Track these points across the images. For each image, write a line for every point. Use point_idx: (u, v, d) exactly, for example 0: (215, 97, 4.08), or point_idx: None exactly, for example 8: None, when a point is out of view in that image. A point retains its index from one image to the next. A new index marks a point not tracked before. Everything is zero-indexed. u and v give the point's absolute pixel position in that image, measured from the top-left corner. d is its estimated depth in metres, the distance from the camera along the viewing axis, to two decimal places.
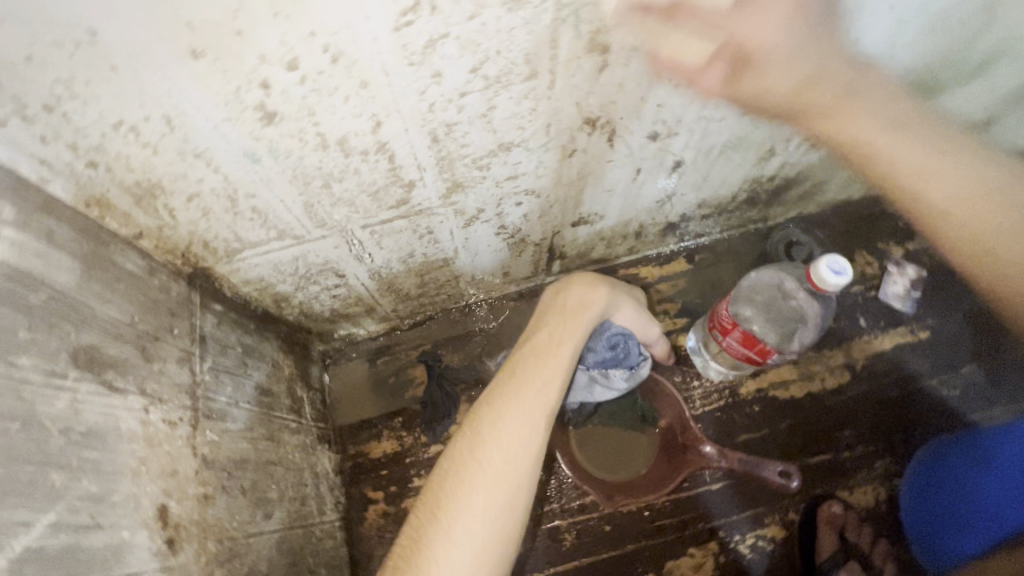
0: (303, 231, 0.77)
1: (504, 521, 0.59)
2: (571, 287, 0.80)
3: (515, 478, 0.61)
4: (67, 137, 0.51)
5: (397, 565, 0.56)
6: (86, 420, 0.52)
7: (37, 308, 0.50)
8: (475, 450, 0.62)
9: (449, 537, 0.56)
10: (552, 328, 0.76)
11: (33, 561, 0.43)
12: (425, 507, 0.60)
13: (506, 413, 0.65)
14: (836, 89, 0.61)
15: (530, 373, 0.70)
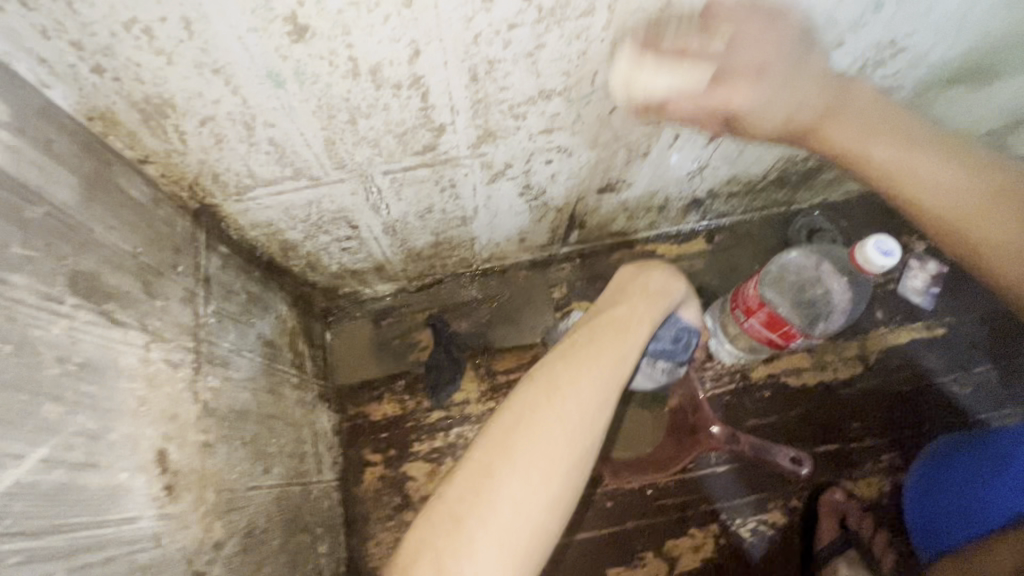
0: (321, 172, 0.72)
1: (573, 477, 0.57)
2: (654, 269, 0.77)
3: (589, 438, 0.58)
4: (72, 33, 0.45)
5: (462, 500, 0.54)
6: (84, 351, 0.47)
7: (34, 224, 0.45)
8: (554, 402, 0.59)
9: (523, 480, 0.54)
10: (635, 301, 0.72)
11: (24, 498, 0.38)
12: (489, 451, 0.56)
13: (587, 373, 0.62)
14: (834, 99, 0.61)
15: (613, 338, 0.66)
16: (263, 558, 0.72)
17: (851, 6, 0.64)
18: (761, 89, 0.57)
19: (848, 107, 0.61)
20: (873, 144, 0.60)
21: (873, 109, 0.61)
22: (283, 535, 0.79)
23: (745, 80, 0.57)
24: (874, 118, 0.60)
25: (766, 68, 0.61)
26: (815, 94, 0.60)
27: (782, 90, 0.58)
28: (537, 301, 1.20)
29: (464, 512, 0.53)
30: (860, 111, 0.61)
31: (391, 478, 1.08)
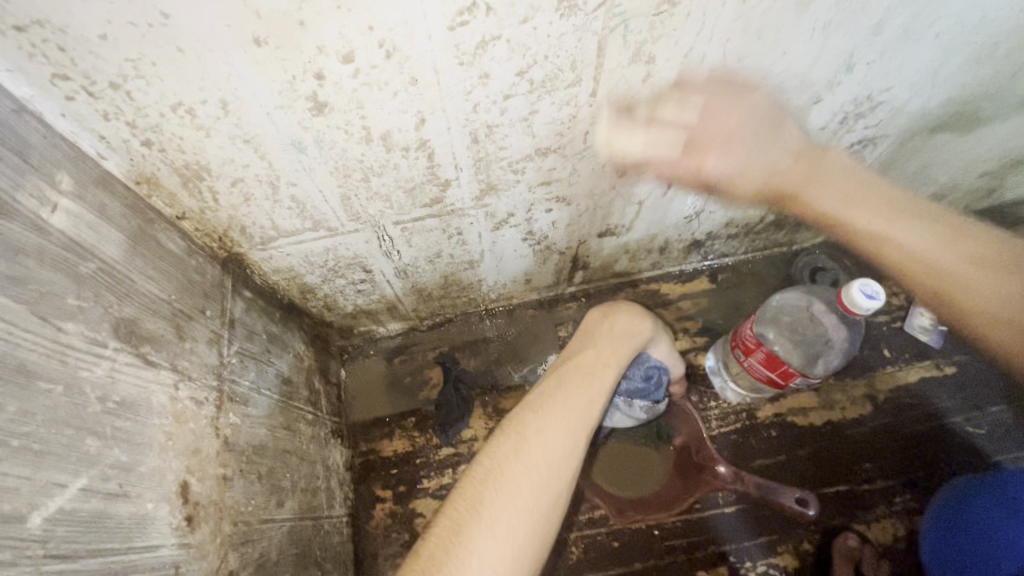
0: (338, 223, 0.78)
1: (540, 525, 0.59)
2: (617, 314, 0.82)
3: (557, 485, 0.61)
4: (127, 115, 0.53)
5: (433, 554, 0.55)
6: (122, 390, 0.53)
7: (86, 277, 0.51)
8: (521, 453, 0.62)
9: (491, 530, 0.56)
10: (600, 348, 0.77)
11: (64, 523, 0.43)
12: (466, 500, 0.59)
13: (555, 422, 0.65)
14: (804, 170, 0.74)
15: (578, 387, 0.70)
16: None
17: (822, 67, 0.70)
18: (739, 159, 0.71)
19: (822, 175, 0.75)
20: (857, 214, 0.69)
21: (851, 180, 0.73)
22: (294, 568, 0.82)
23: (721, 147, 0.69)
24: (845, 189, 0.72)
25: (752, 136, 0.71)
26: (785, 161, 0.74)
27: (756, 154, 0.72)
28: (544, 340, 1.24)
29: (433, 568, 0.53)
30: (838, 179, 0.74)
31: (401, 515, 1.11)
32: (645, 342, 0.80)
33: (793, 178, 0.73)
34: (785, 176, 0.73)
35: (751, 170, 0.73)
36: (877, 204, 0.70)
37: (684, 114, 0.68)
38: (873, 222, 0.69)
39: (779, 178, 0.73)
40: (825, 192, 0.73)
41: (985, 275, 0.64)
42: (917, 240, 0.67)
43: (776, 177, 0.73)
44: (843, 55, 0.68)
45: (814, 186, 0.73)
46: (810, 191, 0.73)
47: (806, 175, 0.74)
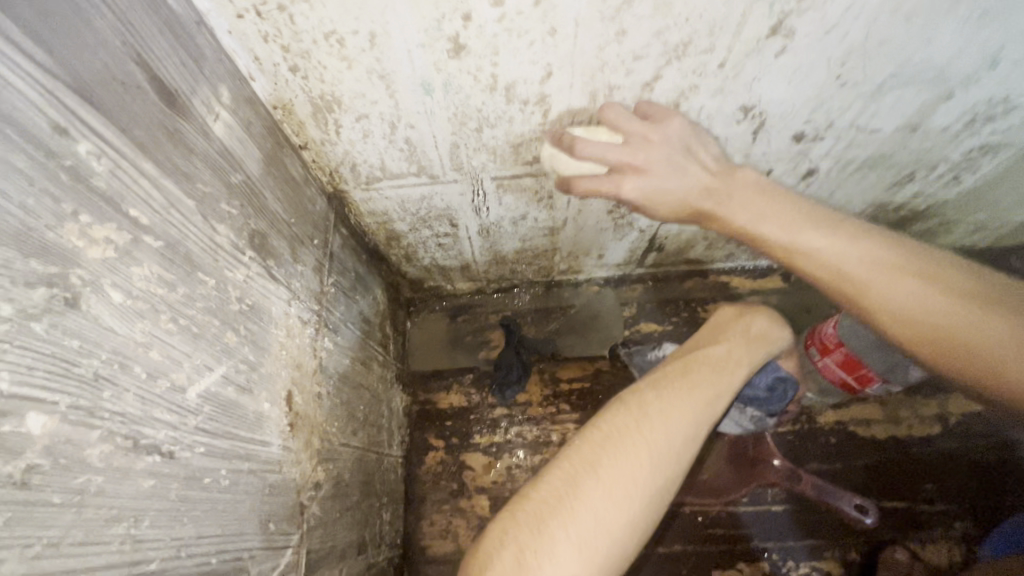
0: (440, 171, 0.81)
1: (653, 499, 0.60)
2: (758, 316, 0.87)
3: (674, 467, 0.63)
4: (284, 39, 0.55)
5: (546, 503, 0.58)
6: (253, 295, 0.57)
7: (235, 187, 0.55)
8: (644, 428, 0.65)
9: (611, 491, 0.58)
10: (732, 347, 0.80)
11: (210, 403, 0.47)
12: (582, 458, 0.62)
13: (678, 407, 0.68)
14: (723, 184, 0.62)
15: (706, 379, 0.73)
16: (346, 509, 0.79)
17: (962, 62, 0.66)
18: (660, 167, 0.62)
19: (738, 189, 0.62)
20: (807, 238, 0.57)
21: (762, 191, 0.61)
22: (359, 494, 0.86)
23: (644, 148, 0.62)
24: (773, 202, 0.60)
25: (668, 150, 0.63)
26: (702, 176, 0.63)
27: (672, 171, 0.62)
28: (606, 318, 1.25)
29: (545, 514, 0.57)
30: (753, 194, 0.61)
31: (452, 465, 1.14)
32: (773, 350, 0.83)
33: (710, 194, 0.62)
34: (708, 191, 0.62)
35: (672, 180, 0.62)
36: (787, 212, 0.59)
37: (595, 146, 0.62)
38: (807, 237, 0.57)
39: (704, 193, 0.62)
40: (746, 204, 0.61)
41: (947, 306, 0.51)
42: (849, 253, 0.55)
43: (699, 194, 0.62)
44: (992, 49, 0.64)
45: (734, 204, 0.61)
46: (727, 209, 0.61)
47: (725, 189, 0.62)
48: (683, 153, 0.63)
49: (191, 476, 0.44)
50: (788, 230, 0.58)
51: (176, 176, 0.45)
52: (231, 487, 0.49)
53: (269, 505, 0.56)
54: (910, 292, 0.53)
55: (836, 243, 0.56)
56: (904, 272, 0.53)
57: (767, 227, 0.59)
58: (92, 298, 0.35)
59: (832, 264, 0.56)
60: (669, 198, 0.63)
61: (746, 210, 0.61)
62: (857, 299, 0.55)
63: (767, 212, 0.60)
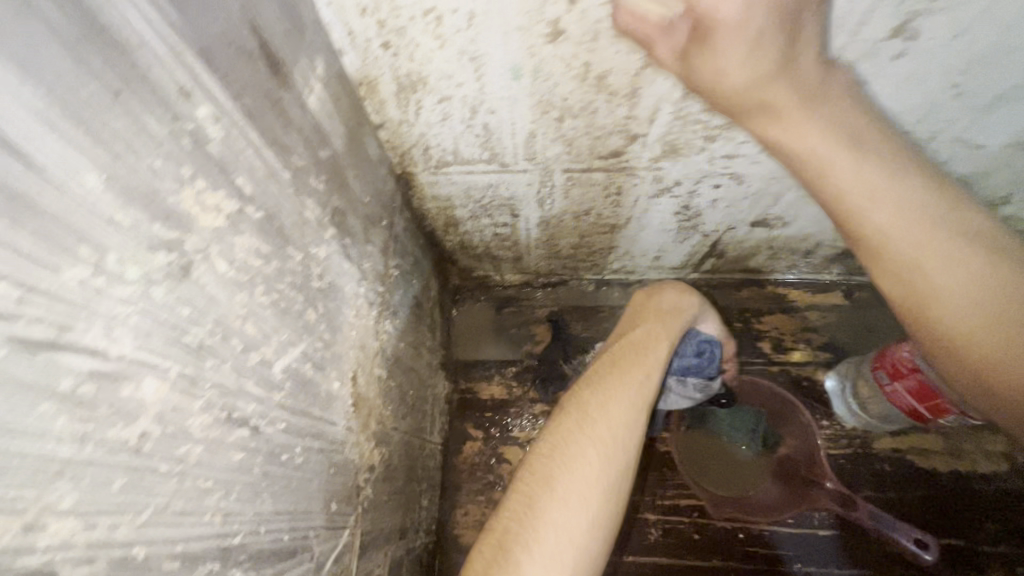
0: (512, 160, 0.79)
1: (610, 506, 0.51)
2: (664, 290, 0.76)
3: (625, 465, 0.53)
4: (381, 14, 0.54)
5: (504, 525, 0.47)
6: (331, 274, 0.56)
7: (323, 162, 0.54)
8: (587, 426, 0.54)
9: (565, 503, 0.48)
10: (651, 324, 0.69)
11: (292, 379, 0.47)
12: (533, 468, 0.51)
13: (629, 397, 0.57)
14: (789, 91, 0.52)
15: (638, 362, 0.62)
16: (392, 493, 0.79)
17: None
18: (755, 57, 0.49)
19: (823, 91, 0.54)
20: (860, 163, 0.52)
21: (836, 110, 0.54)
22: (404, 478, 0.86)
23: None
24: (841, 118, 0.54)
25: (747, 21, 0.47)
26: (773, 74, 0.51)
27: (777, 29, 0.49)
28: None
29: (504, 541, 0.46)
30: (829, 92, 0.55)
31: (489, 456, 1.14)
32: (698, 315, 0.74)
33: (802, 92, 0.52)
34: (776, 84, 0.51)
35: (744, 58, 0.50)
36: (854, 141, 0.53)
37: None
38: (861, 177, 0.52)
39: (765, 87, 0.51)
40: (821, 127, 0.53)
41: (967, 298, 0.49)
42: (905, 201, 0.52)
43: (772, 89, 0.52)
44: None
45: (797, 120, 0.53)
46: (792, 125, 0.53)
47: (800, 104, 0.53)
48: (787, 36, 0.49)
49: (271, 451, 0.43)
50: (854, 149, 0.53)
51: (277, 148, 0.45)
52: (304, 465, 0.49)
53: (332, 485, 0.56)
54: (959, 276, 0.50)
55: (900, 209, 0.51)
56: (964, 254, 0.50)
57: (822, 140, 0.53)
58: (203, 266, 0.35)
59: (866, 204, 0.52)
60: (729, 89, 0.53)
61: (818, 135, 0.53)
62: (897, 274, 0.53)
63: (848, 140, 0.53)
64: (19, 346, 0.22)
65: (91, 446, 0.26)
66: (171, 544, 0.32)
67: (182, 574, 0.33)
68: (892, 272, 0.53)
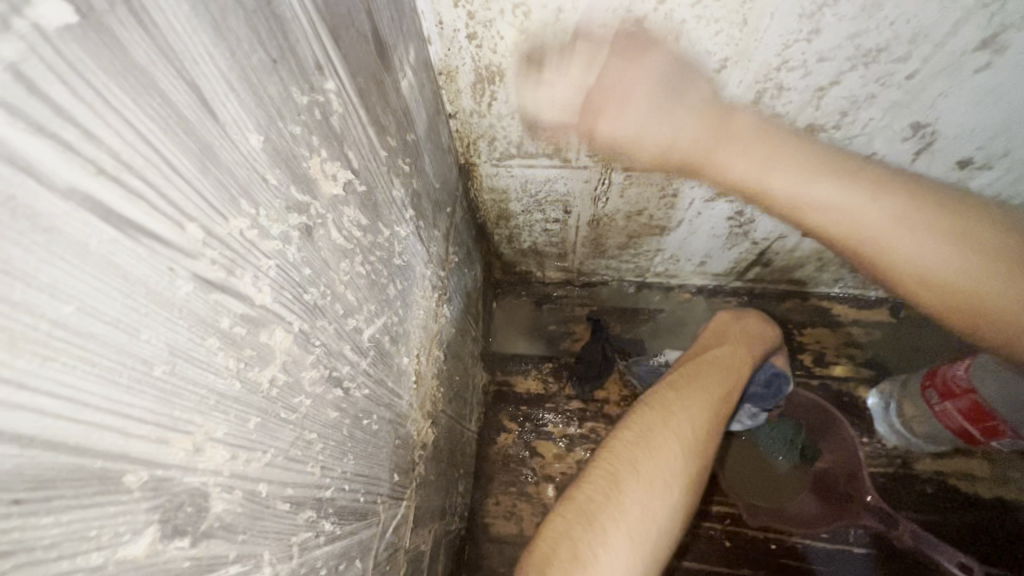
0: (574, 156, 0.80)
1: (688, 488, 0.55)
2: (745, 319, 0.80)
3: (703, 457, 0.58)
4: (474, 6, 0.56)
5: (591, 496, 0.52)
6: (408, 253, 0.59)
7: (409, 145, 0.57)
8: (671, 420, 0.58)
9: (648, 483, 0.52)
10: (731, 345, 0.74)
11: (376, 348, 0.49)
12: (618, 450, 0.56)
13: (698, 406, 0.60)
14: (711, 130, 0.62)
15: (718, 373, 0.67)
16: (437, 474, 0.81)
17: None
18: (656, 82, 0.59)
19: (733, 133, 0.61)
20: (774, 177, 0.57)
21: (760, 135, 0.61)
22: (446, 460, 0.87)
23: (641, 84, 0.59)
24: (755, 145, 0.60)
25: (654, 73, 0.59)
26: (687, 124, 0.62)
27: (654, 68, 0.59)
28: (695, 327, 1.22)
29: (594, 508, 0.50)
30: (745, 136, 0.61)
31: (523, 449, 1.13)
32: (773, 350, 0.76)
33: (706, 134, 0.62)
34: (704, 138, 0.62)
35: (661, 120, 0.61)
36: (793, 161, 0.58)
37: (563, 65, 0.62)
38: (796, 182, 0.57)
39: (696, 143, 0.62)
40: (743, 157, 0.59)
41: (939, 240, 0.52)
42: (842, 204, 0.54)
43: (689, 144, 0.62)
44: None
45: (725, 149, 0.61)
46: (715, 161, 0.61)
47: (719, 132, 0.62)
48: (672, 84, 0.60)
49: (355, 415, 0.45)
50: (733, 141, 0.61)
51: (378, 128, 0.47)
52: (378, 432, 0.51)
53: (396, 456, 0.58)
54: (883, 207, 0.53)
55: (816, 166, 0.57)
56: (882, 205, 0.53)
57: (745, 168, 0.59)
58: (322, 231, 0.37)
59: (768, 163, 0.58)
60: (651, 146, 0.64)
61: (739, 162, 0.59)
62: (851, 236, 0.54)
63: (767, 159, 0.59)
64: (200, 283, 0.25)
65: (237, 384, 0.28)
66: (284, 486, 0.34)
67: (290, 515, 0.35)
68: (875, 260, 0.54)
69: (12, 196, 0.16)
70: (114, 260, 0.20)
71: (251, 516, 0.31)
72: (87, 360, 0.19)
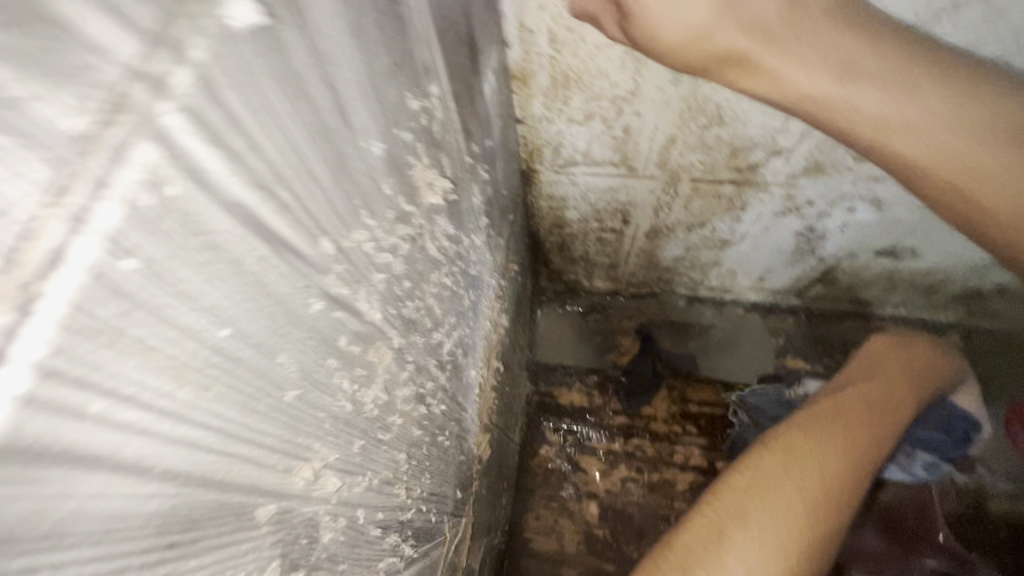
0: (642, 165, 0.78)
1: (811, 555, 0.46)
2: (916, 346, 0.65)
3: (833, 516, 0.49)
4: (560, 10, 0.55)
5: (688, 549, 0.45)
6: (480, 261, 0.57)
7: (487, 152, 0.55)
8: (793, 473, 0.49)
9: (759, 546, 0.45)
10: (894, 381, 0.60)
11: (452, 361, 0.47)
12: (727, 497, 0.48)
13: (837, 449, 0.52)
14: (774, 14, 0.38)
15: (865, 419, 0.55)
16: (487, 488, 0.78)
17: None
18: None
19: (803, 18, 0.38)
20: (863, 92, 0.38)
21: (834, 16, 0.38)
22: (494, 474, 0.85)
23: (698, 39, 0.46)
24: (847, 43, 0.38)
25: None
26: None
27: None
28: (749, 344, 1.18)
29: (690, 564, 0.44)
30: (796, 7, 0.38)
31: (564, 463, 1.09)
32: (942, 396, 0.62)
33: (762, 25, 0.38)
34: (735, 11, 0.38)
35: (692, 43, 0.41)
36: (850, 53, 0.38)
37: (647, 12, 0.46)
38: (833, 60, 0.38)
39: (736, 5, 0.38)
40: None
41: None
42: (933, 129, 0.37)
43: (710, 65, 0.42)
44: None
45: (783, 44, 0.38)
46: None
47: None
48: None
49: (433, 432, 0.43)
50: (852, 76, 0.38)
51: (466, 135, 0.46)
52: (448, 448, 0.49)
53: (459, 471, 0.56)
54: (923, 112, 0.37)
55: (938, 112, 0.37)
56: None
57: (815, 66, 0.38)
58: (421, 243, 0.35)
59: (867, 121, 0.38)
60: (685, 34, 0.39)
61: None
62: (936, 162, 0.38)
63: (849, 64, 0.38)
64: (327, 300, 0.23)
65: (348, 406, 0.26)
66: (376, 509, 0.32)
67: (379, 539, 0.33)
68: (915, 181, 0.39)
69: (190, 212, 0.15)
70: (263, 278, 0.18)
71: (350, 543, 0.29)
72: (231, 386, 0.17)
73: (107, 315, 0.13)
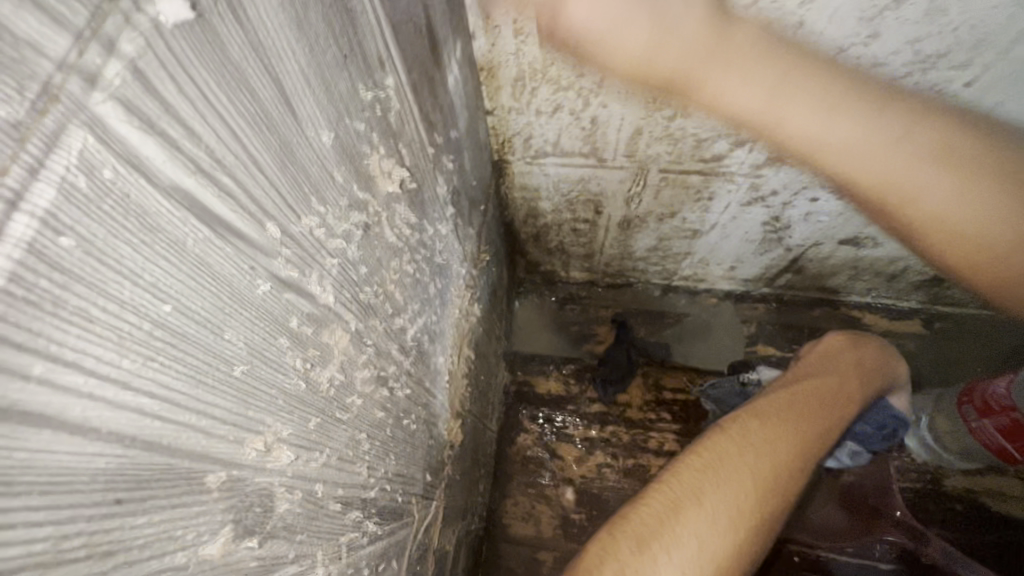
0: (610, 156, 0.79)
1: (759, 529, 0.49)
2: (867, 345, 0.69)
3: (781, 492, 0.51)
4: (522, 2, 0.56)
5: (646, 521, 0.48)
6: (447, 251, 0.58)
7: (453, 143, 0.56)
8: (745, 453, 0.52)
9: (712, 519, 0.47)
10: (844, 374, 0.64)
11: (417, 347, 0.49)
12: (684, 474, 0.51)
13: (789, 433, 0.54)
14: (710, 46, 0.42)
15: (816, 407, 0.58)
16: (461, 474, 0.80)
17: None
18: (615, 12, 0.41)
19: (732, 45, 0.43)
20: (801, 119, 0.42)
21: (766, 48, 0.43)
22: (469, 460, 0.86)
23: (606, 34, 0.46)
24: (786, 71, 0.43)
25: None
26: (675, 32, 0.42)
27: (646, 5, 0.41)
28: (721, 332, 1.21)
29: (647, 535, 0.46)
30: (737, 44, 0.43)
31: (541, 450, 1.11)
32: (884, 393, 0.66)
33: (704, 41, 0.42)
34: (672, 44, 0.42)
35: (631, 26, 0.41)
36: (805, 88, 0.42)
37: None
38: (783, 94, 0.42)
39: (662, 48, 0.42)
40: (745, 83, 0.43)
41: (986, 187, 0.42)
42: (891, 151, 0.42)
43: (654, 50, 0.42)
44: None
45: (721, 68, 0.43)
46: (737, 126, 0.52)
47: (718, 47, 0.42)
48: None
49: (397, 415, 0.45)
50: (786, 100, 0.42)
51: (428, 127, 0.47)
52: (416, 432, 0.51)
53: (429, 455, 0.57)
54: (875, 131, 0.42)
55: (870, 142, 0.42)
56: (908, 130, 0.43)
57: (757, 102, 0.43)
58: (379, 231, 0.36)
59: (829, 154, 0.43)
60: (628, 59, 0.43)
61: (743, 89, 0.43)
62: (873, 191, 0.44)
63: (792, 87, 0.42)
64: (275, 282, 0.24)
65: (302, 385, 0.28)
66: (336, 485, 0.34)
67: (340, 515, 0.35)
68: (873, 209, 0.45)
69: (128, 194, 0.16)
70: (206, 260, 0.19)
71: (308, 515, 0.30)
72: (175, 359, 0.18)
73: (48, 285, 0.14)
